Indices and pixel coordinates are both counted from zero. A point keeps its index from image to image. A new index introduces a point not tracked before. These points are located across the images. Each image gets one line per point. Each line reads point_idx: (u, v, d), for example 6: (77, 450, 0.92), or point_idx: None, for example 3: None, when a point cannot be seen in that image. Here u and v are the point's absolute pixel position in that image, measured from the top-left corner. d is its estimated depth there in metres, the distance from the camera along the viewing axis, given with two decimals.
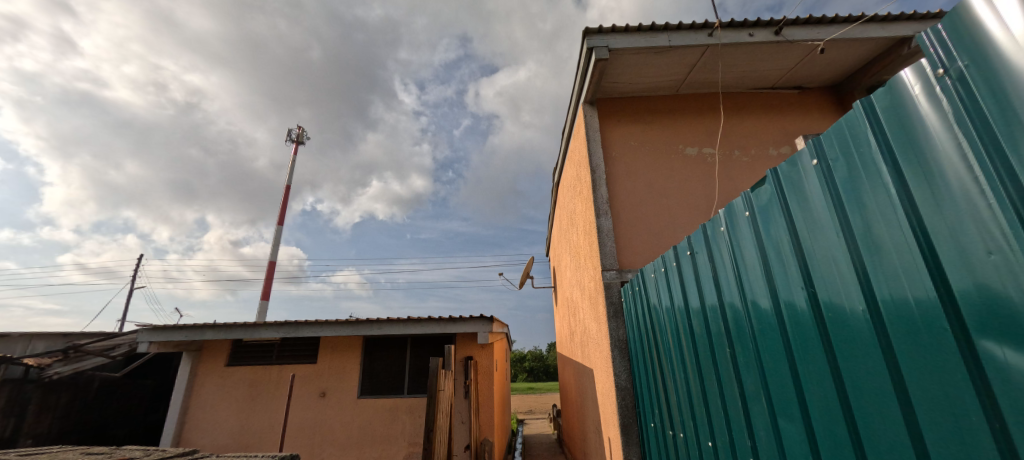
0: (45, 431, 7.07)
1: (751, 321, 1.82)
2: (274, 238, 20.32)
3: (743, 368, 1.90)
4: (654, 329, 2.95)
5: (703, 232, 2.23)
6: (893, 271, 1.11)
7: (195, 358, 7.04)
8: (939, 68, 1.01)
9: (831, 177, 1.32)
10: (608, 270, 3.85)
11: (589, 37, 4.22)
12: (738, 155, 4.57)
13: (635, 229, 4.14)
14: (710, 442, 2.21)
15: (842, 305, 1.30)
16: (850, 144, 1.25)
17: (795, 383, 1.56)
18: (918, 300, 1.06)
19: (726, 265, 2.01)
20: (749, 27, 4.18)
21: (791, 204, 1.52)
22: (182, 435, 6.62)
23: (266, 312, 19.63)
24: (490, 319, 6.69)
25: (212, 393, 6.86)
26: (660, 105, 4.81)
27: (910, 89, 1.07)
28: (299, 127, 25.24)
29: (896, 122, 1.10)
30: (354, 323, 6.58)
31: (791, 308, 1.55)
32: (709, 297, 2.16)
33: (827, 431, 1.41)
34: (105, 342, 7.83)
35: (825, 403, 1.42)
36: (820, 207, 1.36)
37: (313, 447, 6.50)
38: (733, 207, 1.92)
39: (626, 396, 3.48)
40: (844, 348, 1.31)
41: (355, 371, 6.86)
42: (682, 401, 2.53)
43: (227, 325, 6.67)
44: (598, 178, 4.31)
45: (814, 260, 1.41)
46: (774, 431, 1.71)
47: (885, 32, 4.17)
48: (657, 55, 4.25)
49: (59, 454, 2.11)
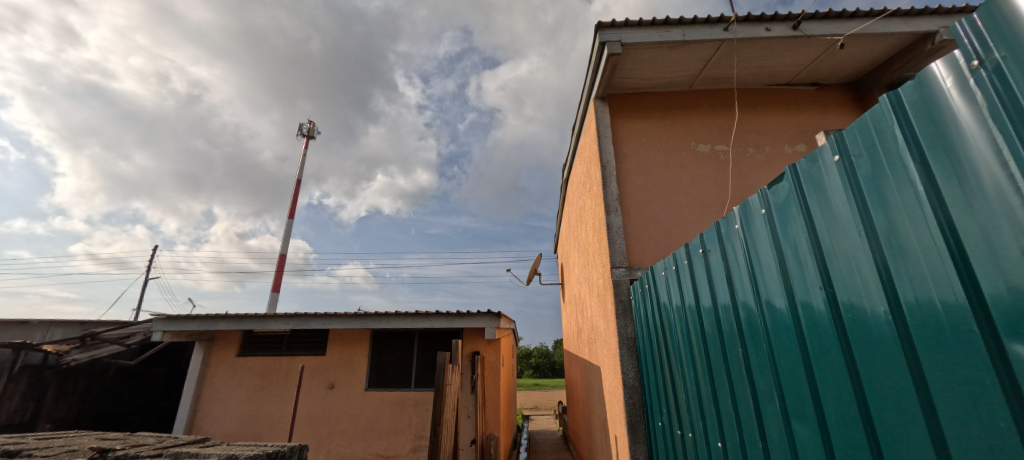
0: (63, 415, 7.28)
1: (765, 322, 1.78)
2: (285, 233, 21.00)
3: (756, 369, 1.87)
4: (664, 327, 2.91)
5: (716, 229, 2.20)
6: (918, 270, 1.07)
7: (207, 347, 7.15)
8: (974, 59, 0.97)
9: (854, 174, 1.28)
10: (618, 267, 3.82)
11: (602, 31, 4.17)
12: (752, 152, 4.49)
13: (646, 227, 4.10)
14: (720, 443, 2.18)
15: (864, 307, 1.25)
16: (875, 139, 1.20)
17: (810, 385, 1.53)
18: (945, 303, 1.02)
19: (740, 263, 1.97)
20: (767, 21, 4.09)
21: (811, 203, 1.47)
22: (193, 423, 6.75)
23: (275, 304, 19.90)
24: (497, 314, 6.70)
25: (222, 383, 6.97)
26: (673, 101, 4.73)
27: (941, 83, 1.03)
28: (310, 122, 26.07)
29: (924, 117, 1.06)
30: (362, 317, 6.61)
31: (807, 308, 1.52)
32: (721, 297, 2.13)
33: (841, 433, 1.39)
34: (122, 330, 7.86)
35: (841, 406, 1.39)
36: (842, 206, 1.31)
37: (321, 439, 6.59)
38: (749, 204, 1.87)
39: (634, 395, 3.45)
40: (863, 350, 1.27)
41: (363, 364, 6.93)
42: (691, 399, 2.49)
43: (239, 315, 6.73)
44: (609, 174, 4.26)
45: (833, 259, 1.37)
46: (787, 433, 1.67)
47: (908, 27, 4.05)
48: (670, 50, 4.18)
49: (73, 440, 2.14)
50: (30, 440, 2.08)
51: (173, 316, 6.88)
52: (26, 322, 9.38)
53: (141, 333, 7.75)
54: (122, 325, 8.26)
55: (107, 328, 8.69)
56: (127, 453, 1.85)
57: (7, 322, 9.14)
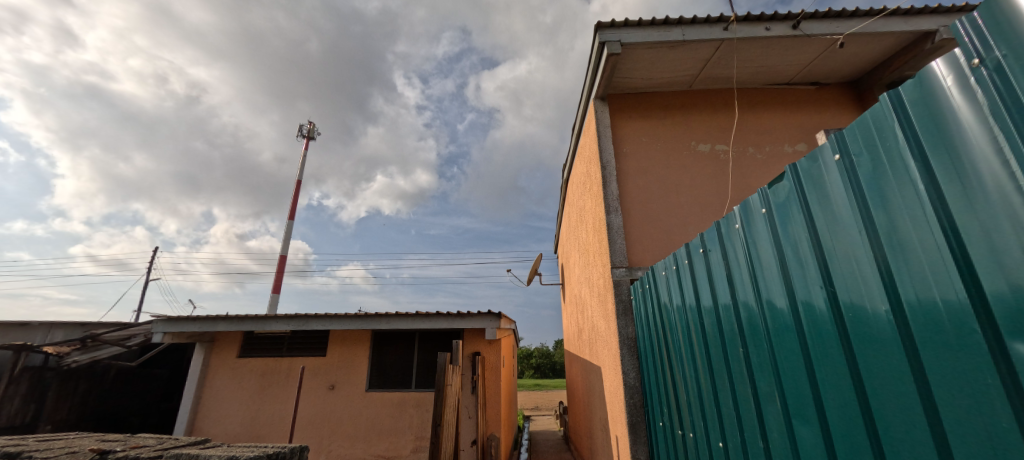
0: (64, 417, 7.27)
1: (766, 321, 1.78)
2: (285, 234, 21.03)
3: (757, 369, 1.86)
4: (664, 327, 2.91)
5: (717, 229, 2.19)
6: (920, 270, 1.07)
7: (208, 349, 7.16)
8: (974, 57, 0.97)
9: (854, 173, 1.28)
10: (618, 267, 3.82)
11: (602, 31, 4.17)
12: (753, 152, 4.49)
13: (646, 226, 4.09)
14: (721, 442, 2.18)
15: (864, 306, 1.25)
16: (875, 139, 1.20)
17: (812, 385, 1.53)
18: (946, 302, 1.02)
19: (740, 263, 1.97)
20: (767, 21, 4.09)
21: (811, 202, 1.47)
22: (194, 425, 6.75)
23: (276, 304, 19.91)
24: (498, 315, 6.70)
25: (223, 385, 6.97)
26: (674, 101, 4.73)
27: (943, 81, 1.03)
28: (310, 123, 26.09)
29: (925, 115, 1.06)
30: (362, 317, 6.62)
31: (809, 307, 1.51)
32: (722, 296, 2.13)
33: (843, 432, 1.39)
34: (122, 331, 7.86)
35: (843, 405, 1.38)
36: (842, 204, 1.31)
37: (322, 440, 6.58)
38: (750, 203, 1.87)
39: (634, 394, 3.44)
40: (864, 349, 1.27)
41: (364, 365, 6.93)
42: (692, 399, 2.49)
43: (240, 316, 6.73)
44: (609, 175, 4.26)
45: (834, 258, 1.37)
46: (789, 433, 1.67)
47: (908, 26, 4.04)
48: (670, 50, 4.18)
49: (74, 441, 2.14)
50: (31, 441, 2.08)
51: (173, 317, 6.88)
52: (27, 324, 9.37)
53: (141, 334, 7.74)
54: (123, 327, 8.26)
55: (108, 329, 8.69)
56: (127, 455, 1.85)
57: (8, 324, 9.14)
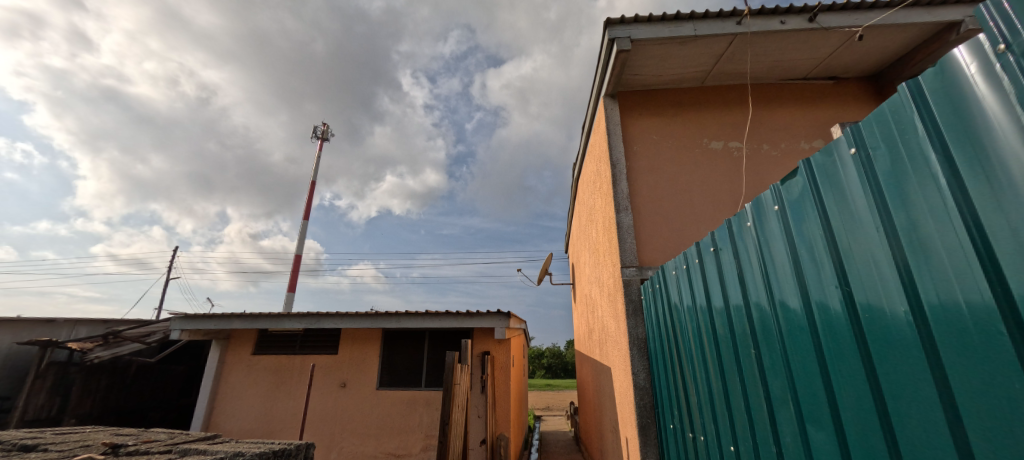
0: (87, 411, 7.51)
1: (779, 323, 1.72)
2: (300, 235, 21.44)
3: (769, 370, 1.80)
4: (675, 328, 2.85)
5: (728, 228, 2.14)
6: (942, 271, 1.01)
7: (223, 346, 7.29)
8: (1000, 44, 0.91)
9: (871, 167, 1.22)
10: (628, 267, 3.78)
11: (611, 28, 4.12)
12: (767, 149, 4.38)
13: (657, 225, 4.03)
14: (732, 446, 2.12)
15: (883, 308, 1.20)
16: (894, 132, 1.15)
17: (827, 389, 1.47)
18: (971, 304, 0.96)
19: (752, 262, 1.92)
20: (781, 14, 4.00)
21: (825, 198, 1.42)
22: (210, 420, 6.90)
23: (291, 302, 20.29)
24: (507, 315, 6.67)
25: (237, 381, 7.10)
26: (685, 98, 4.65)
27: (966, 69, 0.98)
28: (325, 125, 26.49)
29: (949, 107, 1.00)
30: (372, 316, 6.66)
31: (823, 309, 1.45)
32: (733, 296, 2.07)
33: (860, 438, 1.33)
34: (143, 328, 8.05)
35: (859, 408, 1.33)
36: (860, 201, 1.26)
37: (333, 437, 6.64)
38: (762, 201, 1.82)
39: (644, 396, 3.39)
40: (880, 350, 1.22)
41: (375, 363, 6.98)
42: (703, 402, 2.43)
43: (254, 314, 6.83)
44: (619, 173, 4.22)
45: (849, 256, 1.32)
46: (803, 438, 1.61)
47: (931, 17, 3.91)
48: (681, 46, 4.11)
49: (89, 435, 2.19)
50: (48, 434, 2.12)
51: (190, 314, 7.01)
52: (53, 321, 9.64)
53: (160, 331, 7.90)
54: (143, 324, 8.46)
55: (130, 326, 8.91)
56: (138, 450, 1.87)
57: (36, 320, 9.41)
